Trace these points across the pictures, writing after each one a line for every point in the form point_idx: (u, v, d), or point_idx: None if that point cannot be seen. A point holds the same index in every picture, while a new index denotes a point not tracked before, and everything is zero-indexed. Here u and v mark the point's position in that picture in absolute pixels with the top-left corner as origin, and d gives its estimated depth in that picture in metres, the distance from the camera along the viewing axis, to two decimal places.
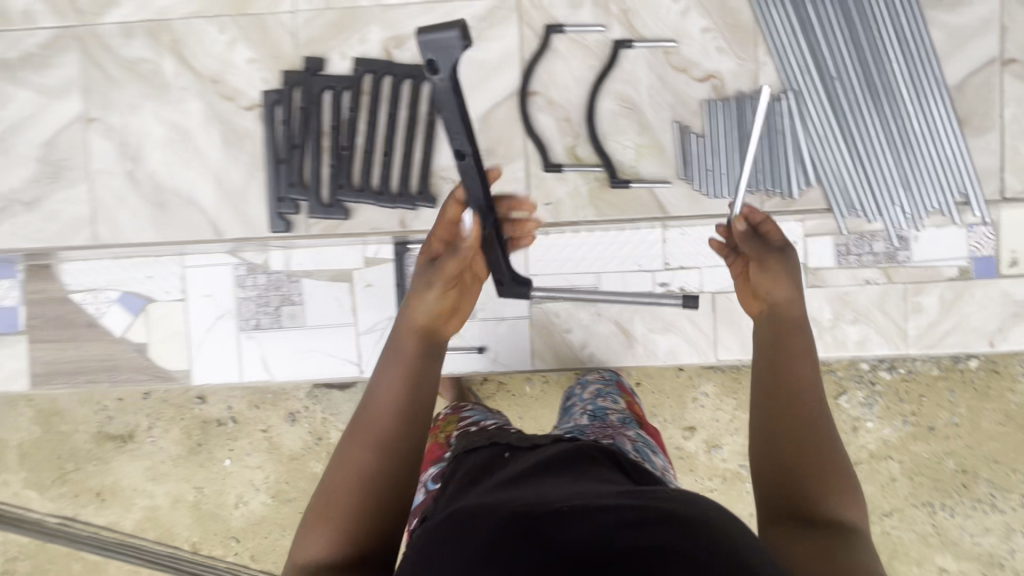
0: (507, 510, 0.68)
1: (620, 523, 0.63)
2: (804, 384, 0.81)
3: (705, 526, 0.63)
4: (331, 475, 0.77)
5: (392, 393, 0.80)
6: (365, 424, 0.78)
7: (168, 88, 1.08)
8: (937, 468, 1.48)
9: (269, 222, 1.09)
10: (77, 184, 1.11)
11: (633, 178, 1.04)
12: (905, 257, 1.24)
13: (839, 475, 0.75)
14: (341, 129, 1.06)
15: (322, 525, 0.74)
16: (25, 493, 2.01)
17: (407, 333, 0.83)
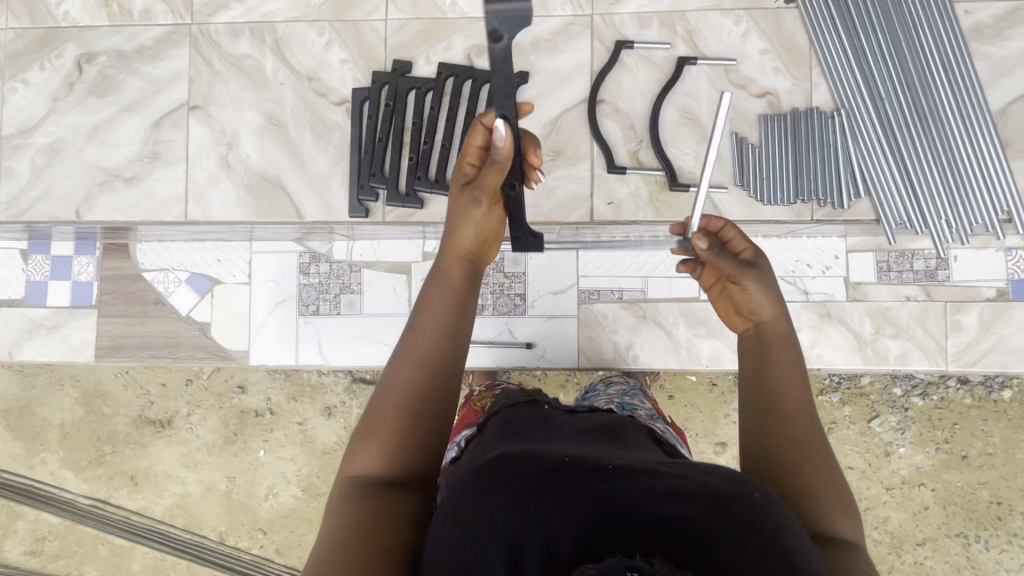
0: (554, 458, 0.64)
1: (671, 492, 0.59)
2: (800, 393, 0.76)
3: (754, 509, 0.59)
4: (380, 393, 0.77)
5: (439, 311, 0.82)
6: (413, 344, 0.80)
7: (266, 83, 1.19)
8: (971, 498, 1.48)
9: (350, 208, 1.18)
10: (174, 165, 1.21)
11: (691, 182, 1.13)
12: (945, 275, 1.29)
13: (841, 489, 0.69)
14: (422, 126, 1.17)
15: (374, 438, 0.75)
16: (61, 473, 2.01)
17: (453, 260, 0.88)
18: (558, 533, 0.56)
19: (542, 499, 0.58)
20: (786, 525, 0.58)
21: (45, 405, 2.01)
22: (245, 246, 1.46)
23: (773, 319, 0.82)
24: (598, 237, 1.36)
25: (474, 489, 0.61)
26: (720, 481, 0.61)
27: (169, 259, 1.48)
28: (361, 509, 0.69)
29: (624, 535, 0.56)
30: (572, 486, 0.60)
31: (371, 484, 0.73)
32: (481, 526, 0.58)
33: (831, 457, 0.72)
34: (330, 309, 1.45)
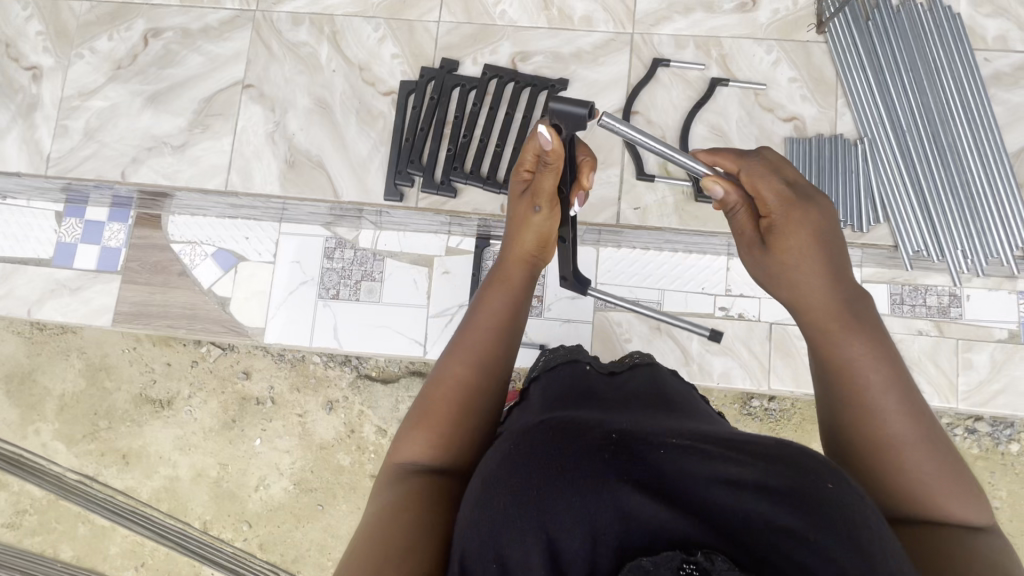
0: (596, 432, 0.50)
1: (739, 479, 0.44)
2: (881, 388, 0.64)
3: (837, 507, 0.43)
4: (433, 384, 0.73)
5: (496, 309, 0.79)
6: (468, 339, 0.76)
7: (319, 68, 1.30)
8: None
9: (385, 191, 1.27)
10: (221, 137, 1.31)
11: None
12: (957, 313, 1.30)
13: (953, 472, 0.61)
14: (463, 121, 1.27)
15: (424, 428, 0.70)
16: (53, 444, 1.98)
17: (513, 260, 0.85)
18: (601, 523, 0.44)
19: (580, 482, 0.45)
20: (880, 525, 0.45)
21: (47, 374, 1.98)
22: (274, 227, 1.50)
23: (834, 305, 0.69)
24: (618, 246, 1.40)
25: (504, 464, 0.50)
26: (787, 468, 0.45)
27: (199, 233, 1.51)
28: (408, 493, 0.64)
29: (679, 526, 0.42)
30: (615, 464, 0.46)
31: (419, 473, 0.67)
32: (507, 513, 0.46)
33: (934, 438, 0.62)
34: (349, 295, 1.47)
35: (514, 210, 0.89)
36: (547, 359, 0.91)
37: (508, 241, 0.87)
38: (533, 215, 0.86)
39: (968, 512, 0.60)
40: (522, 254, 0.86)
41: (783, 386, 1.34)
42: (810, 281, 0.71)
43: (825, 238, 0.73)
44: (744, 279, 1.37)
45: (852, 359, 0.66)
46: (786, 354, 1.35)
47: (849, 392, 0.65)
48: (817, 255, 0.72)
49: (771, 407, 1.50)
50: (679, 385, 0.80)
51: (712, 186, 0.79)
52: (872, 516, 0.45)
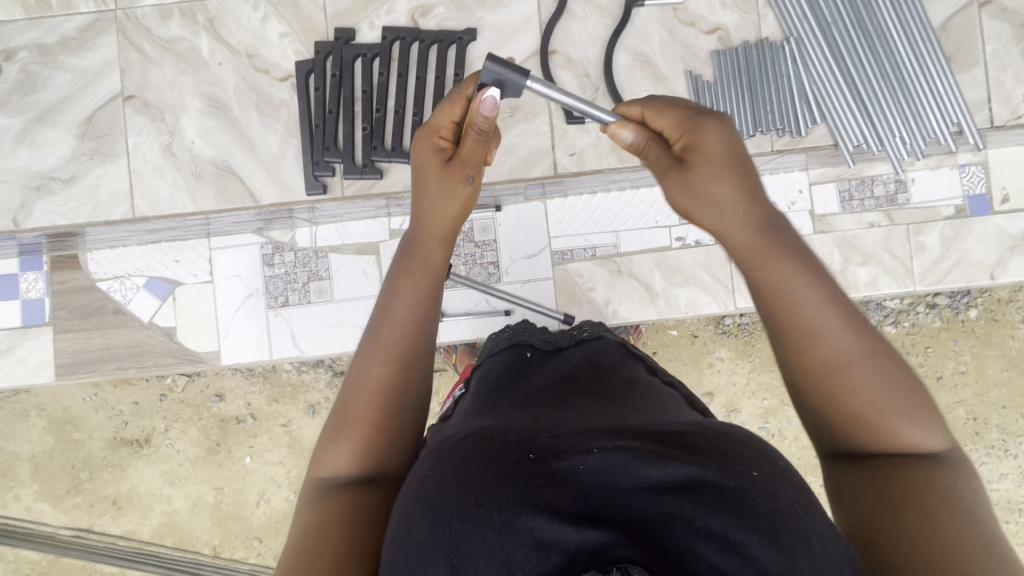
0: (515, 454, 0.54)
1: (661, 483, 0.49)
2: (816, 316, 0.63)
3: (763, 490, 0.50)
4: (354, 384, 0.71)
5: (412, 299, 0.75)
6: (389, 335, 0.73)
7: (203, 64, 1.19)
8: (950, 417, 1.56)
9: (305, 183, 1.19)
10: (117, 160, 1.21)
11: None
12: (905, 199, 1.30)
13: (907, 390, 0.60)
14: (374, 94, 1.19)
15: (348, 433, 0.68)
16: (37, 507, 1.92)
17: (425, 240, 0.78)
18: (523, 553, 0.48)
19: (495, 518, 0.49)
20: (807, 507, 0.51)
21: (11, 439, 1.91)
22: (203, 244, 1.40)
23: (756, 234, 0.68)
24: (566, 195, 1.36)
25: (421, 498, 0.53)
26: (712, 465, 0.50)
27: (124, 265, 1.41)
28: (343, 504, 0.64)
29: (595, 545, 0.47)
30: (532, 490, 0.50)
31: (343, 485, 0.66)
32: (425, 547, 0.51)
33: (885, 360, 0.61)
34: (300, 299, 1.40)
35: (420, 174, 0.80)
36: (489, 342, 0.88)
37: (416, 210, 0.80)
38: (454, 183, 0.78)
39: (923, 438, 0.59)
40: (438, 231, 0.79)
41: (749, 303, 1.35)
42: (728, 208, 0.69)
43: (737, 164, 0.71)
44: None
45: (786, 287, 0.64)
46: None
47: (783, 324, 0.64)
48: (731, 177, 0.70)
49: (743, 322, 1.53)
50: (621, 356, 0.78)
51: (620, 132, 0.77)
52: (797, 493, 0.51)
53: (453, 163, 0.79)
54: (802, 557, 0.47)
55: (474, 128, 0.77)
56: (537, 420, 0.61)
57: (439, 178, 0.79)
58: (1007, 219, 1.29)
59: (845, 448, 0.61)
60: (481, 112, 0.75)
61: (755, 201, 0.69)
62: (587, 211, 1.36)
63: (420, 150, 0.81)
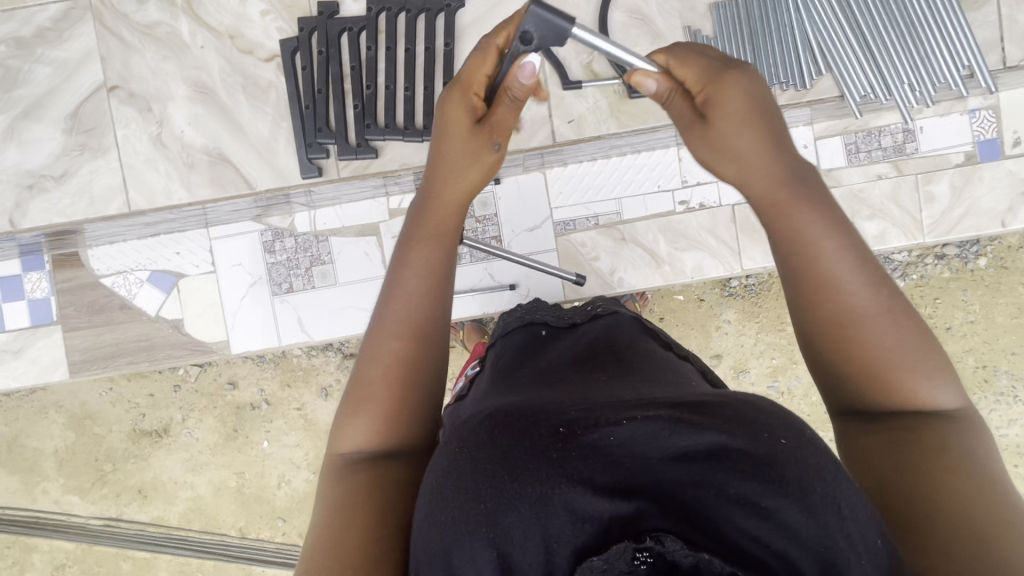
0: (543, 429, 0.54)
1: (691, 450, 0.49)
2: (836, 265, 0.63)
3: (793, 458, 0.48)
4: (369, 361, 0.71)
5: (427, 270, 0.74)
6: (406, 306, 0.72)
7: (185, 49, 1.30)
8: (959, 366, 1.57)
9: (302, 166, 1.32)
10: (106, 153, 1.34)
11: None
12: (914, 148, 1.27)
13: (923, 347, 0.60)
14: (363, 70, 1.27)
15: (365, 414, 0.68)
16: (65, 499, 1.97)
17: (438, 207, 0.78)
18: (557, 525, 0.48)
19: (528, 492, 0.49)
20: (833, 470, 0.49)
21: (35, 435, 1.96)
22: (203, 234, 1.38)
23: (778, 184, 0.67)
24: (566, 164, 1.34)
25: (452, 475, 0.53)
26: (742, 430, 0.49)
27: (125, 260, 1.39)
28: (363, 486, 0.64)
29: (628, 514, 0.47)
30: (565, 463, 0.50)
31: (360, 464, 0.67)
32: (457, 526, 0.51)
33: (903, 314, 0.61)
34: (304, 284, 1.39)
35: (447, 134, 0.78)
36: (503, 323, 0.88)
37: (435, 174, 0.79)
38: (478, 149, 0.78)
39: (935, 393, 0.59)
40: (452, 198, 0.78)
41: (756, 265, 1.33)
42: (759, 154, 0.68)
43: (769, 121, 0.69)
44: (698, 167, 1.32)
45: (810, 234, 0.64)
46: (754, 232, 1.32)
47: (800, 273, 0.64)
48: (751, 118, 0.69)
49: (750, 284, 1.53)
50: (636, 329, 0.77)
51: (642, 83, 0.74)
52: (823, 455, 0.49)
53: (480, 127, 0.78)
54: (834, 522, 0.46)
55: (508, 94, 0.76)
56: (562, 398, 0.61)
57: (467, 141, 0.78)
58: (1018, 163, 1.26)
59: (860, 405, 0.61)
60: (519, 79, 0.72)
61: (780, 147, 0.69)
62: (589, 179, 1.34)
63: (451, 109, 0.77)
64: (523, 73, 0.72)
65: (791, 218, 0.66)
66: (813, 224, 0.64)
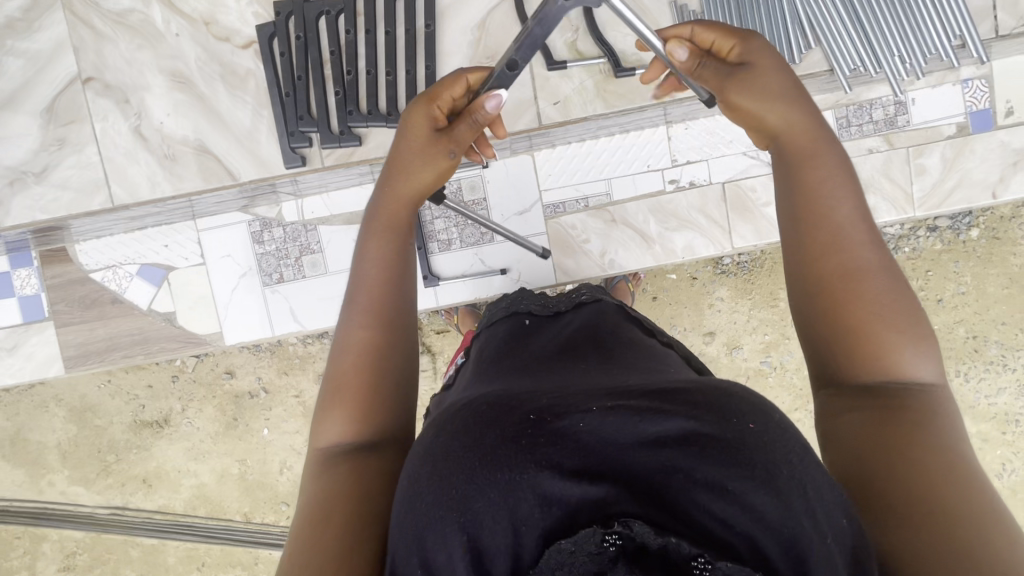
0: (515, 417, 0.56)
1: (660, 437, 0.51)
2: (846, 219, 0.66)
3: (759, 443, 0.50)
4: (342, 348, 0.75)
5: (387, 258, 0.79)
6: (368, 295, 0.77)
7: (160, 37, 1.28)
8: (949, 337, 1.58)
9: (285, 156, 1.30)
10: (84, 147, 1.32)
11: (637, 64, 1.28)
12: (905, 121, 1.26)
13: (912, 312, 0.62)
14: (343, 55, 1.25)
15: (337, 406, 0.71)
16: (72, 490, 2.01)
17: (395, 202, 0.83)
18: (526, 509, 0.50)
19: (499, 478, 0.51)
20: (800, 456, 0.51)
21: (37, 429, 1.98)
22: (190, 226, 1.37)
23: (808, 129, 0.71)
24: (554, 145, 1.32)
25: (426, 462, 0.55)
26: (710, 416, 0.52)
27: (113, 254, 1.38)
28: (342, 475, 0.66)
29: (596, 497, 0.49)
30: (536, 451, 0.52)
31: (340, 454, 0.69)
32: (429, 513, 0.52)
33: (895, 278, 0.63)
34: (294, 274, 1.38)
35: (409, 138, 0.85)
36: (490, 313, 0.88)
37: (394, 171, 0.84)
38: (437, 152, 0.84)
39: (915, 364, 0.61)
40: (408, 194, 0.83)
41: (746, 243, 1.33)
42: (775, 107, 0.72)
43: (801, 94, 0.73)
44: (688, 145, 1.30)
45: (824, 184, 0.67)
46: (744, 211, 1.32)
47: (813, 224, 0.66)
48: (779, 80, 0.73)
49: (742, 261, 1.53)
50: (620, 319, 0.78)
51: (676, 49, 0.77)
52: (791, 440, 0.51)
53: (439, 135, 0.84)
54: (798, 502, 0.48)
55: (472, 116, 0.84)
56: (538, 386, 0.62)
57: (426, 143, 0.84)
58: (1011, 133, 1.24)
59: (843, 378, 0.62)
60: (485, 108, 0.82)
61: (805, 104, 0.73)
62: (578, 159, 1.32)
63: (415, 116, 0.84)
64: (488, 105, 0.82)
65: (812, 169, 0.69)
66: (833, 180, 0.68)
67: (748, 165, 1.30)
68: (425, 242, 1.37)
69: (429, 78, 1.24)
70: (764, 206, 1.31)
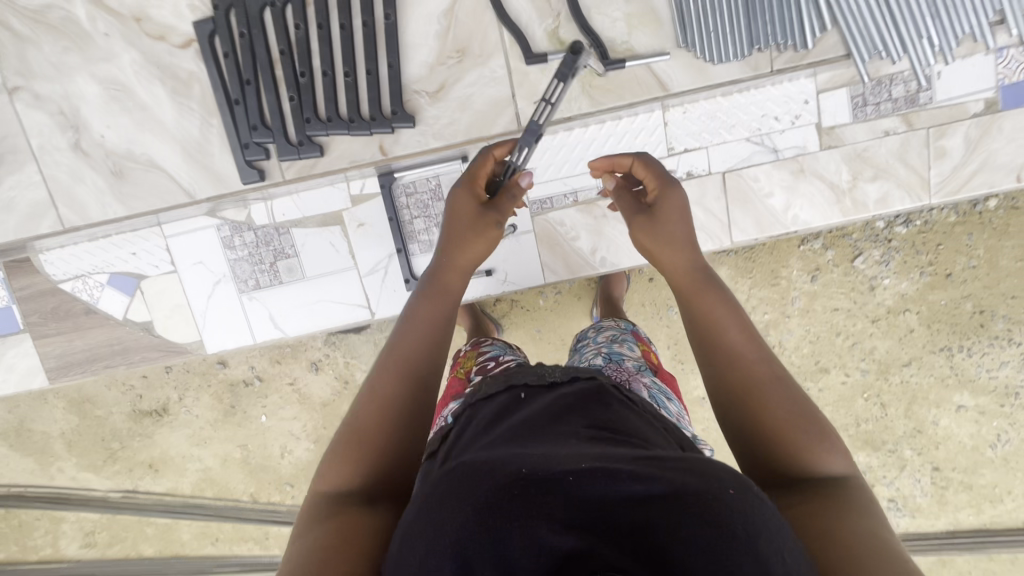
0: (507, 467, 0.54)
1: (645, 495, 0.50)
2: (733, 338, 0.74)
3: (740, 506, 0.49)
4: (367, 401, 0.76)
5: (433, 322, 0.85)
6: (406, 353, 0.80)
7: (87, 37, 1.19)
8: (956, 312, 1.51)
9: (240, 170, 1.23)
10: (23, 167, 1.25)
11: (627, 54, 1.16)
12: (928, 98, 1.14)
13: (806, 415, 0.66)
14: (296, 55, 1.18)
15: (348, 458, 0.71)
16: (82, 475, 2.05)
17: (447, 273, 0.91)
18: (515, 565, 0.47)
19: (490, 529, 0.49)
20: (775, 520, 0.50)
21: (39, 420, 2.00)
22: (156, 232, 1.30)
23: (689, 272, 0.82)
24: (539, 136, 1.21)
25: (416, 514, 0.54)
26: (692, 474, 0.51)
27: (80, 264, 1.32)
28: (335, 527, 0.63)
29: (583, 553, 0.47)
30: (526, 503, 0.50)
31: (335, 506, 0.67)
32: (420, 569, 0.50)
33: (787, 385, 0.69)
34: (270, 280, 1.32)
35: (456, 216, 0.96)
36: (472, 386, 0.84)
37: (448, 245, 0.94)
38: (484, 227, 0.95)
39: (825, 457, 0.63)
40: (462, 265, 0.93)
41: (746, 238, 1.24)
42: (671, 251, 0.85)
43: (691, 237, 0.86)
44: (686, 130, 1.19)
45: (712, 313, 0.76)
46: (744, 202, 1.22)
47: (706, 347, 0.74)
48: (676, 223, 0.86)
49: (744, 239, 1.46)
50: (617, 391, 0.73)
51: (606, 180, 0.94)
52: (768, 506, 0.50)
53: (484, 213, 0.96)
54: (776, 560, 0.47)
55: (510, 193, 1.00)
56: (527, 443, 0.61)
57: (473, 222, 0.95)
58: None
59: (769, 468, 0.64)
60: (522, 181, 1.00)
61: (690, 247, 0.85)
62: (565, 151, 1.22)
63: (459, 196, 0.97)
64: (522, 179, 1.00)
65: (700, 304, 0.78)
66: (722, 306, 0.77)
67: (749, 152, 1.19)
68: (405, 243, 1.28)
69: (392, 79, 1.19)
70: (766, 197, 1.21)
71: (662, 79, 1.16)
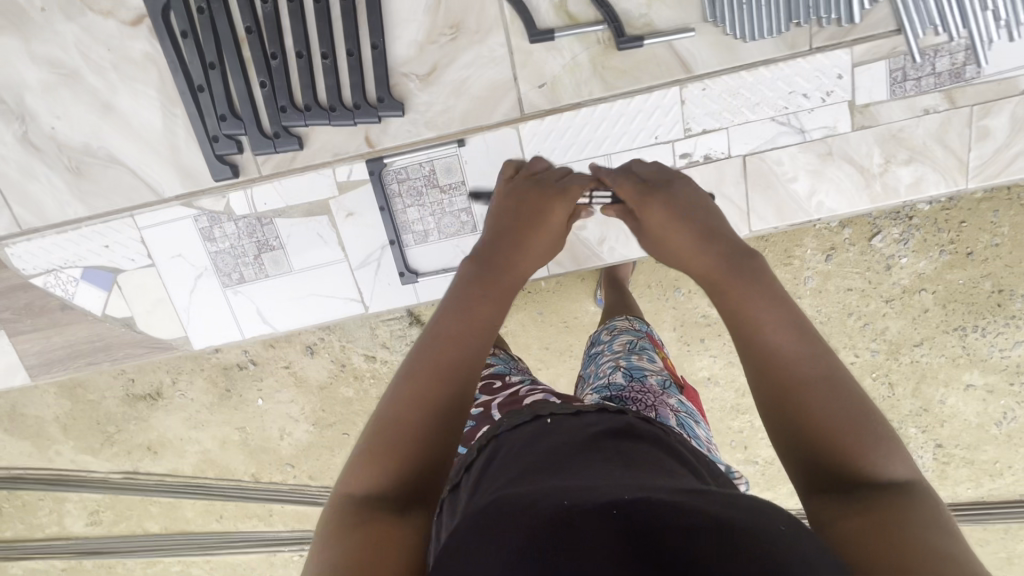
0: (547, 501, 0.49)
1: (693, 524, 0.44)
2: (776, 331, 0.61)
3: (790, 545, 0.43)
4: (401, 402, 0.63)
5: (487, 323, 0.71)
6: (452, 351, 0.67)
7: (25, 16, 1.09)
8: (972, 291, 1.38)
9: (212, 166, 1.15)
10: None
11: (646, 29, 1.05)
12: (974, 73, 1.03)
13: (861, 422, 0.55)
14: (267, 36, 1.08)
15: (380, 460, 0.60)
16: (80, 459, 2.01)
17: (508, 266, 0.77)
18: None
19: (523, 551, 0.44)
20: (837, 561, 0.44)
21: (32, 404, 1.96)
22: (129, 223, 1.20)
23: (716, 263, 0.69)
24: (541, 117, 1.10)
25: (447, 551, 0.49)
26: (738, 513, 0.46)
27: (50, 258, 1.23)
28: (362, 544, 0.53)
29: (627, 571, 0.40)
30: (565, 527, 0.45)
31: (356, 520, 0.56)
32: None
33: (836, 389, 0.58)
34: (256, 274, 1.23)
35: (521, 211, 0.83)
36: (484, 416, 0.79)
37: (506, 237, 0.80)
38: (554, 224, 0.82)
39: (882, 463, 0.53)
40: (520, 265, 0.79)
41: (767, 226, 1.14)
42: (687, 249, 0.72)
43: (707, 230, 0.72)
44: (704, 109, 1.08)
45: (755, 311, 0.63)
46: (766, 187, 1.12)
47: (753, 348, 0.62)
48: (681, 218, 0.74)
49: None
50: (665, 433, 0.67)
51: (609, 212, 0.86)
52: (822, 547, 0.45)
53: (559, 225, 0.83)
54: None
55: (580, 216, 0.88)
56: (560, 476, 0.55)
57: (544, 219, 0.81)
58: None
59: (827, 479, 0.54)
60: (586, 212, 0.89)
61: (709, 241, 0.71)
62: (571, 133, 1.11)
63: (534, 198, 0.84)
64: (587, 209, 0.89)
65: (733, 295, 0.65)
66: (763, 298, 0.63)
67: (773, 133, 1.08)
68: (398, 235, 1.19)
69: (374, 61, 1.09)
70: (790, 181, 1.11)
71: (684, 56, 1.06)
